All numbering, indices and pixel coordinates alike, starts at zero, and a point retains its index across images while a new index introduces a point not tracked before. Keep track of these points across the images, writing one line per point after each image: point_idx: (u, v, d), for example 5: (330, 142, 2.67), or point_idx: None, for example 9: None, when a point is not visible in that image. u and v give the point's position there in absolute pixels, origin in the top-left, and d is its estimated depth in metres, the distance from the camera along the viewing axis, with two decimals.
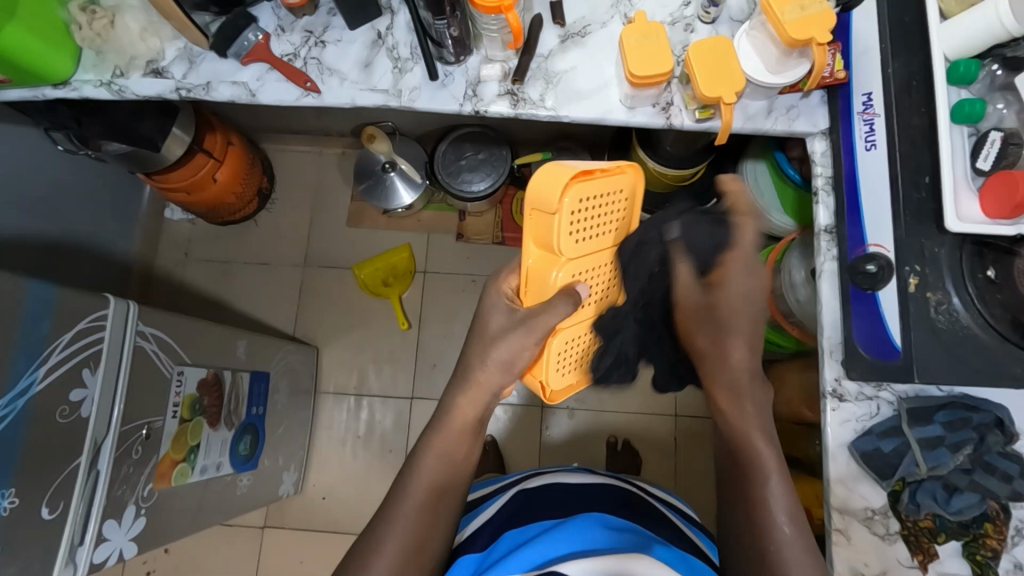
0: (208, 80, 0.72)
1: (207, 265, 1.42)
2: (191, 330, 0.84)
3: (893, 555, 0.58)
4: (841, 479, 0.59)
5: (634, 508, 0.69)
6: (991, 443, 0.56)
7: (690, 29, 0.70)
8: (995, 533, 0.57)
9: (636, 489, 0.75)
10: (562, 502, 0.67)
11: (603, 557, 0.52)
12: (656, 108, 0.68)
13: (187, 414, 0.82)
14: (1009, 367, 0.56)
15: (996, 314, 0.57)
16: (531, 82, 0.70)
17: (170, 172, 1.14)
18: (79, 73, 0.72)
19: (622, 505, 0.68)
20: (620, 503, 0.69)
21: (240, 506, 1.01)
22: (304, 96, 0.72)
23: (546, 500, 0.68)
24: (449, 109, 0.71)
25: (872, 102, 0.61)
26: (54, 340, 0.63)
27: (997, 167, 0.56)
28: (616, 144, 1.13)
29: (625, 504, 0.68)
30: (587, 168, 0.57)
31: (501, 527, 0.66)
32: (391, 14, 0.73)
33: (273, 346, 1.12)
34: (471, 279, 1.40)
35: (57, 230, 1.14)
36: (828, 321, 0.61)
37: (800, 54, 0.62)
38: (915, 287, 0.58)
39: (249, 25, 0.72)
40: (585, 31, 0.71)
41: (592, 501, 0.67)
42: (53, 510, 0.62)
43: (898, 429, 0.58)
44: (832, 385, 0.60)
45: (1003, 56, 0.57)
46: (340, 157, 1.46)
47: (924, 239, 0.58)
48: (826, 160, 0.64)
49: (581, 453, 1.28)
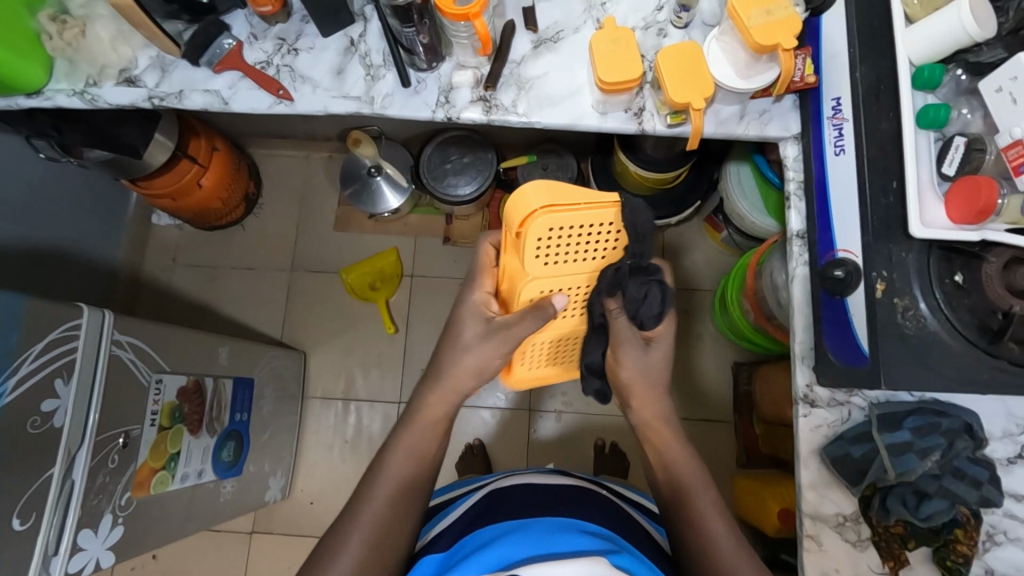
0: (180, 88, 0.72)
1: (195, 270, 1.42)
2: (170, 338, 0.84)
3: (864, 561, 0.59)
4: (813, 485, 0.60)
5: (604, 507, 0.69)
6: (960, 449, 0.56)
7: (663, 33, 0.69)
8: (965, 539, 0.56)
9: (606, 491, 0.75)
10: (531, 500, 0.67)
11: (573, 561, 0.51)
12: (628, 113, 0.68)
13: (166, 422, 0.82)
14: (979, 375, 0.56)
15: (964, 320, 0.56)
16: (504, 88, 0.70)
17: (154, 178, 1.14)
18: (52, 83, 0.72)
19: (590, 505, 0.69)
20: (586, 502, 0.69)
21: (225, 512, 1.01)
22: (277, 104, 0.72)
23: (516, 497, 0.69)
24: (421, 116, 0.71)
25: (841, 107, 0.61)
26: (25, 351, 0.63)
27: (962, 172, 0.56)
28: (600, 147, 1.13)
29: (597, 506, 0.69)
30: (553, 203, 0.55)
31: (465, 529, 0.65)
32: (364, 21, 0.73)
33: (258, 351, 1.12)
34: (459, 282, 1.40)
35: (42, 236, 1.14)
36: (801, 326, 0.63)
37: (768, 59, 0.62)
38: (882, 292, 0.57)
39: (221, 32, 0.72)
40: (558, 37, 0.71)
41: (556, 501, 0.67)
42: (24, 521, 0.62)
43: (868, 434, 0.58)
44: (804, 390, 0.61)
45: (967, 61, 0.58)
46: (327, 160, 1.46)
47: (892, 245, 0.57)
48: (798, 165, 0.66)
49: (568, 456, 1.27)
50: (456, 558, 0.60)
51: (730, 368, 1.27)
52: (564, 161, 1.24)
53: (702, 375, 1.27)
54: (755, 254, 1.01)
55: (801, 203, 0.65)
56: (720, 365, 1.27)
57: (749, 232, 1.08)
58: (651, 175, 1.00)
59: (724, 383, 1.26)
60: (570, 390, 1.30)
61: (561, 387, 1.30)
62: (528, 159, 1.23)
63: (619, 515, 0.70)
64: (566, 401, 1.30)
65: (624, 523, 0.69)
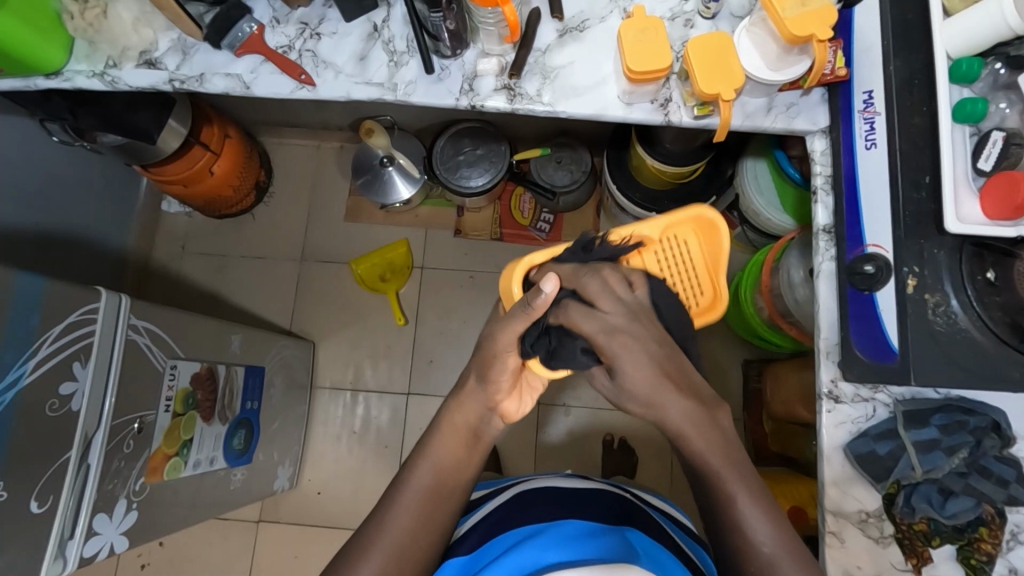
0: (201, 71, 0.71)
1: (204, 259, 1.42)
2: (185, 324, 0.84)
3: (887, 558, 0.58)
4: (836, 481, 0.59)
5: (631, 515, 0.69)
6: (987, 447, 0.56)
7: (690, 24, 0.69)
8: (990, 537, 0.56)
9: (632, 496, 0.76)
10: (553, 504, 0.67)
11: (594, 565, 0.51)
12: (654, 105, 0.68)
13: (180, 408, 0.81)
14: (1008, 372, 0.55)
15: (995, 318, 0.56)
16: (528, 76, 0.69)
17: (167, 165, 1.13)
18: (71, 64, 0.71)
19: (617, 508, 0.70)
20: (615, 510, 0.69)
21: (234, 500, 1.01)
22: (299, 89, 0.71)
23: (539, 497, 0.69)
24: (444, 104, 0.70)
25: (873, 100, 0.60)
26: (45, 333, 0.62)
27: (998, 168, 0.55)
28: (616, 140, 1.12)
29: (626, 514, 0.69)
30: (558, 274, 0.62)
31: (491, 529, 0.66)
32: (388, 7, 0.72)
33: (268, 340, 1.11)
34: (468, 275, 1.40)
35: (54, 221, 1.14)
36: (825, 321, 0.62)
37: (800, 51, 0.61)
38: (912, 288, 0.56)
39: (243, 16, 0.71)
40: (583, 26, 0.70)
41: (583, 503, 0.68)
42: (42, 504, 0.62)
43: (894, 431, 0.58)
44: (828, 386, 0.60)
45: (1006, 55, 0.57)
46: (339, 150, 1.45)
47: (923, 240, 0.57)
48: (826, 159, 0.65)
49: (577, 451, 1.27)
50: (482, 562, 0.61)
51: (740, 366, 1.27)
52: (577, 155, 1.24)
53: (712, 372, 1.26)
54: (771, 251, 1.00)
55: (828, 198, 0.64)
56: (730, 363, 1.27)
57: (765, 229, 1.08)
58: (669, 169, 0.99)
59: (734, 380, 1.26)
60: (579, 385, 1.30)
61: (569, 381, 1.30)
62: (541, 152, 1.23)
63: (639, 516, 0.70)
64: (575, 396, 1.29)
65: (642, 522, 0.69)
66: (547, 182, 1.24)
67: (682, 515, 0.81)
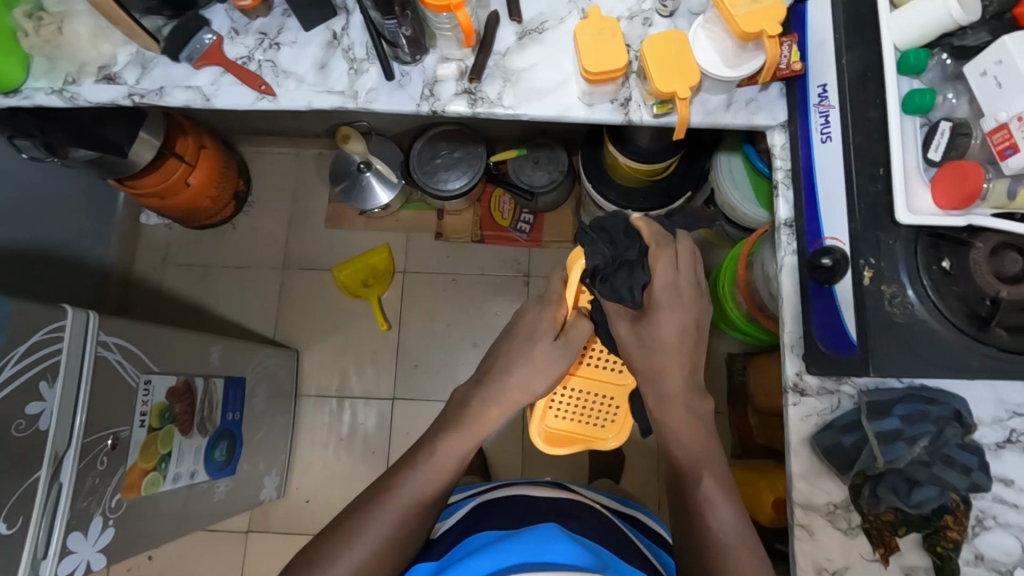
0: (160, 85, 0.71)
1: (185, 270, 1.41)
2: (159, 338, 0.83)
3: (856, 548, 0.59)
4: (804, 475, 0.60)
5: (606, 526, 0.70)
6: (949, 436, 0.56)
7: (649, 23, 0.69)
8: (956, 525, 0.56)
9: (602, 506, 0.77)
10: (528, 512, 0.68)
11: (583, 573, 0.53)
12: (615, 105, 0.68)
13: (156, 423, 0.81)
14: (965, 359, 0.55)
15: (952, 306, 0.56)
16: (489, 80, 0.69)
17: (141, 178, 1.13)
18: (30, 81, 0.71)
19: (591, 516, 0.70)
20: (588, 517, 0.70)
21: (219, 512, 1.00)
22: (260, 100, 0.71)
23: (511, 507, 0.70)
24: (406, 110, 0.70)
25: (827, 94, 0.60)
26: (9, 353, 0.62)
27: (947, 158, 0.56)
28: (590, 138, 1.13)
29: (600, 523, 0.70)
30: (600, 433, 0.80)
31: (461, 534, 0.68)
32: (347, 15, 0.72)
33: (249, 350, 1.11)
34: (451, 277, 1.39)
35: (28, 238, 1.13)
36: (789, 316, 0.63)
37: (754, 47, 0.61)
38: (870, 280, 0.56)
39: (202, 27, 0.70)
40: (543, 28, 0.70)
41: (551, 510, 0.69)
42: (12, 525, 0.62)
43: (858, 423, 0.58)
44: (793, 379, 0.61)
45: (952, 46, 0.57)
46: (317, 157, 1.45)
47: (879, 232, 0.57)
48: (786, 153, 0.66)
49: (564, 449, 1.27)
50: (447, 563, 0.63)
51: (724, 359, 1.27)
52: (555, 154, 1.24)
53: None
54: (745, 245, 0.99)
55: (789, 191, 0.65)
56: (714, 357, 1.27)
57: (741, 223, 1.08)
58: (642, 166, 0.99)
59: (719, 374, 1.27)
60: None
61: None
62: (518, 153, 1.23)
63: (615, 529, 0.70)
64: None
65: (612, 530, 0.70)
66: (526, 182, 1.24)
67: (659, 527, 0.83)
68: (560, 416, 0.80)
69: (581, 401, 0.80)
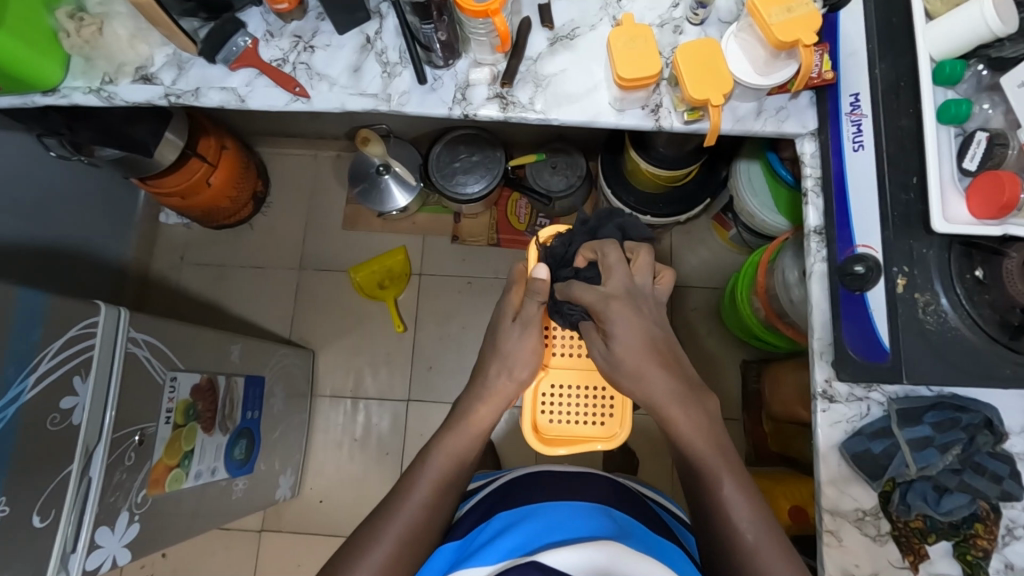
0: (197, 86, 0.72)
1: (203, 269, 1.42)
2: (185, 336, 0.84)
3: (884, 556, 0.59)
4: (833, 480, 0.60)
5: (624, 496, 0.70)
6: (980, 444, 0.56)
7: (679, 30, 0.70)
8: (985, 533, 0.57)
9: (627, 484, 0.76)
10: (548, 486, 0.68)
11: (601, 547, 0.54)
12: (645, 111, 0.68)
13: (181, 420, 0.82)
14: (997, 368, 0.56)
15: (985, 315, 0.57)
16: (520, 85, 0.70)
17: (164, 177, 1.14)
18: (68, 80, 0.72)
19: (610, 489, 0.70)
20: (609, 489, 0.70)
21: (236, 510, 1.01)
22: (294, 101, 0.72)
23: (531, 482, 0.70)
24: (438, 113, 0.71)
25: (860, 103, 0.61)
26: (45, 348, 0.63)
27: (983, 167, 0.56)
28: (610, 144, 1.13)
29: (618, 494, 0.70)
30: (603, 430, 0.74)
31: (489, 509, 0.68)
32: (380, 19, 0.73)
33: (268, 349, 1.12)
34: (467, 280, 1.40)
35: (52, 234, 1.14)
36: (819, 322, 0.62)
37: (787, 56, 0.62)
38: (902, 287, 0.57)
39: (238, 29, 0.71)
40: (574, 34, 0.71)
41: (568, 484, 0.68)
42: (45, 518, 0.62)
43: (888, 429, 0.58)
44: (823, 386, 0.61)
45: (988, 57, 0.58)
46: (335, 158, 1.46)
47: (912, 240, 0.58)
48: (816, 162, 0.65)
49: (577, 453, 1.28)
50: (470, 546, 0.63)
51: (738, 366, 1.27)
52: (573, 159, 1.25)
53: (710, 373, 1.27)
54: (766, 252, 1.00)
55: (819, 199, 0.65)
56: (728, 364, 1.28)
57: (759, 230, 1.08)
58: (663, 172, 0.99)
59: (733, 381, 1.27)
60: None
61: None
62: (537, 158, 1.23)
63: (634, 502, 0.71)
64: None
65: (635, 504, 0.70)
66: (544, 187, 1.25)
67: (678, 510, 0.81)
68: (556, 419, 0.74)
69: (574, 397, 0.75)
